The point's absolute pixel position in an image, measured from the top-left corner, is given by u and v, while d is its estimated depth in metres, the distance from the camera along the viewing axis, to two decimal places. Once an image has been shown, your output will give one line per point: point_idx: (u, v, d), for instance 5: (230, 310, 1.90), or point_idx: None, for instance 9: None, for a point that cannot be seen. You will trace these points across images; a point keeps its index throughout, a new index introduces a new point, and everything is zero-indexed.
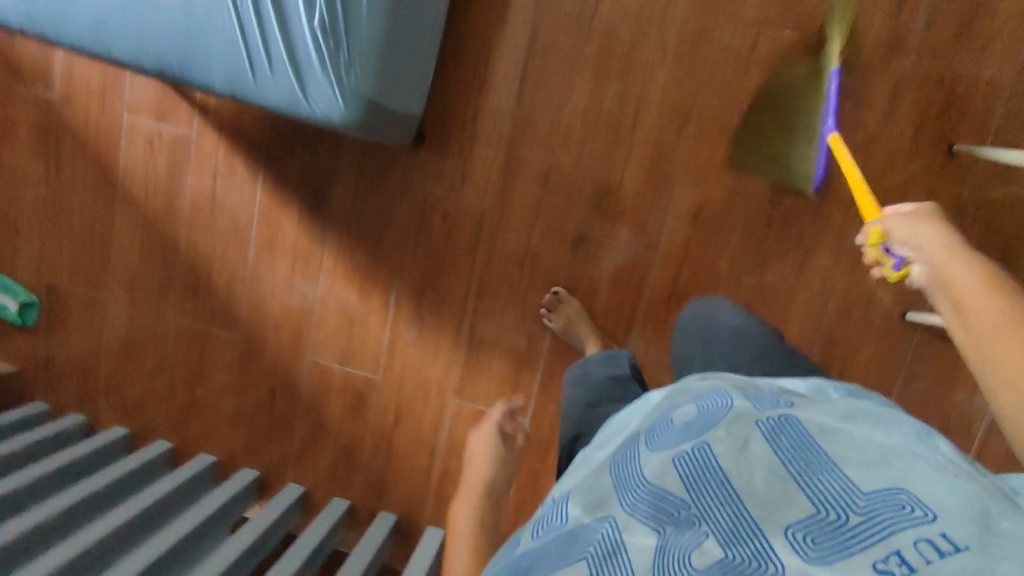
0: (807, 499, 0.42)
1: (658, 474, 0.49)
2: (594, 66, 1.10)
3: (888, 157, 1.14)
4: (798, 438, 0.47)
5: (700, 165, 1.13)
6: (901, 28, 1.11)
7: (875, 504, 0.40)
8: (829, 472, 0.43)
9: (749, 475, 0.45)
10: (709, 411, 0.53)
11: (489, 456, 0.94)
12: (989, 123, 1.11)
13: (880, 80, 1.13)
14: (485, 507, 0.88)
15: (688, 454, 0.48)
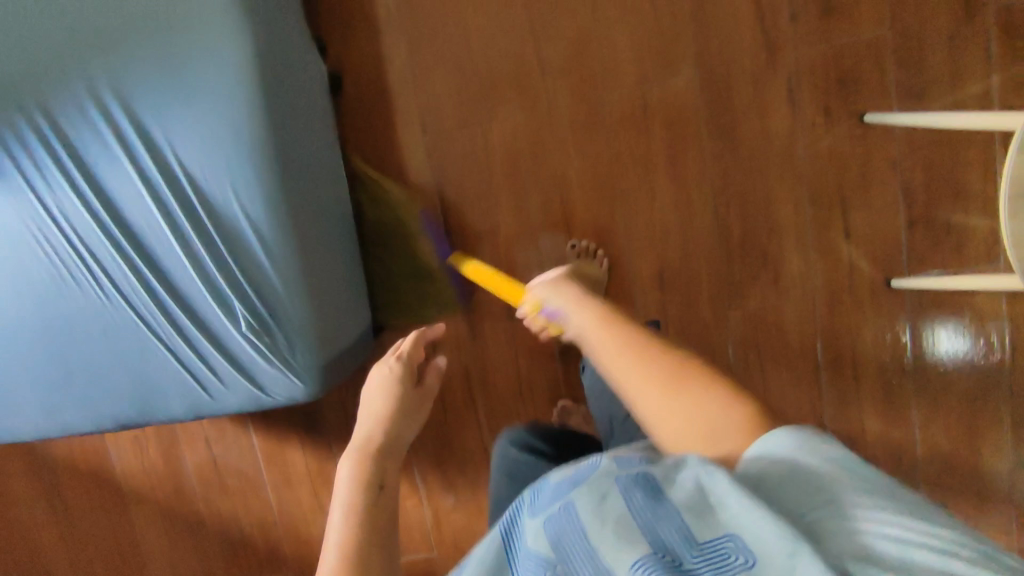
0: (647, 537, 0.44)
1: (530, 540, 0.46)
2: (498, 185, 1.08)
3: (811, 150, 1.08)
4: (647, 485, 0.47)
5: (639, 232, 1.11)
6: (772, 25, 1.03)
7: (712, 556, 0.43)
8: (671, 516, 0.44)
9: (606, 530, 0.44)
10: (580, 465, 0.50)
11: (386, 398, 0.70)
12: (893, 77, 1.05)
13: (773, 76, 1.05)
14: (380, 454, 0.63)
15: (555, 512, 0.46)
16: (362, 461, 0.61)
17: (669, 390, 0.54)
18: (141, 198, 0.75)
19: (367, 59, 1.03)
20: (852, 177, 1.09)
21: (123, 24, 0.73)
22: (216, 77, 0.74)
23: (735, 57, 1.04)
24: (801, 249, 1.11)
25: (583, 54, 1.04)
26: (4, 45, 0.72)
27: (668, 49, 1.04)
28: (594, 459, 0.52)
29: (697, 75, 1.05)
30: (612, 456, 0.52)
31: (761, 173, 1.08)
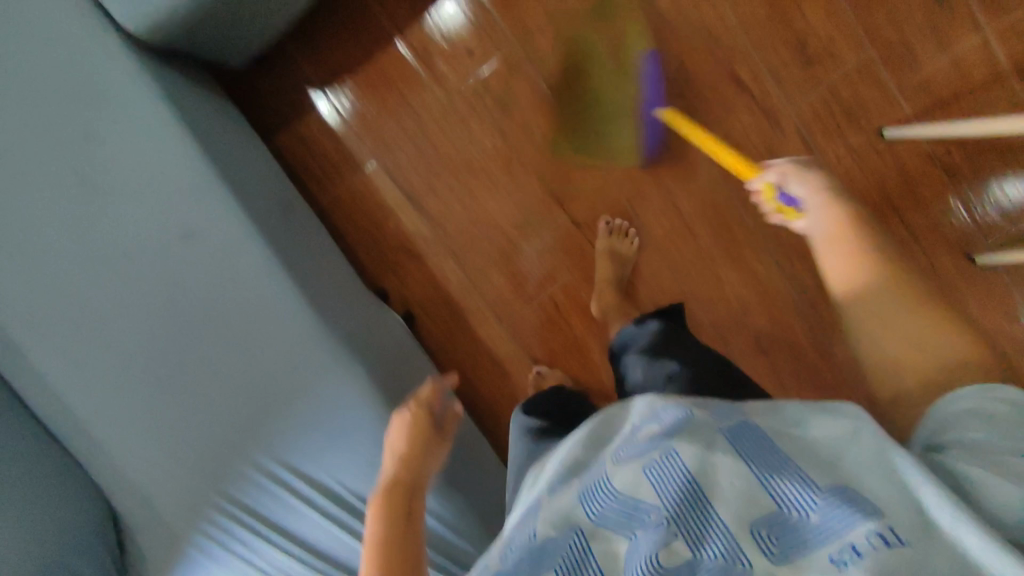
0: (768, 496, 0.51)
1: (631, 487, 0.55)
2: (580, 337, 1.09)
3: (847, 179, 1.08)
4: (755, 443, 0.54)
5: (723, 318, 1.12)
6: (759, 96, 1.06)
7: (830, 497, 0.49)
8: (784, 474, 0.51)
9: (715, 485, 0.52)
10: (673, 419, 0.58)
11: (404, 437, 0.78)
12: (895, 85, 1.04)
13: (783, 132, 1.07)
14: (403, 497, 0.71)
15: (659, 463, 0.54)
16: (390, 510, 0.69)
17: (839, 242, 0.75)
18: (326, 526, 0.85)
19: (422, 281, 1.10)
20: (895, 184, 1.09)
21: (239, 387, 0.81)
22: (341, 404, 0.83)
23: (740, 136, 1.07)
24: None
25: (607, 195, 1.09)
26: (193, 460, 0.82)
27: (676, 156, 1.08)
28: (676, 412, 0.59)
29: (713, 165, 1.08)
30: (705, 411, 0.59)
31: None
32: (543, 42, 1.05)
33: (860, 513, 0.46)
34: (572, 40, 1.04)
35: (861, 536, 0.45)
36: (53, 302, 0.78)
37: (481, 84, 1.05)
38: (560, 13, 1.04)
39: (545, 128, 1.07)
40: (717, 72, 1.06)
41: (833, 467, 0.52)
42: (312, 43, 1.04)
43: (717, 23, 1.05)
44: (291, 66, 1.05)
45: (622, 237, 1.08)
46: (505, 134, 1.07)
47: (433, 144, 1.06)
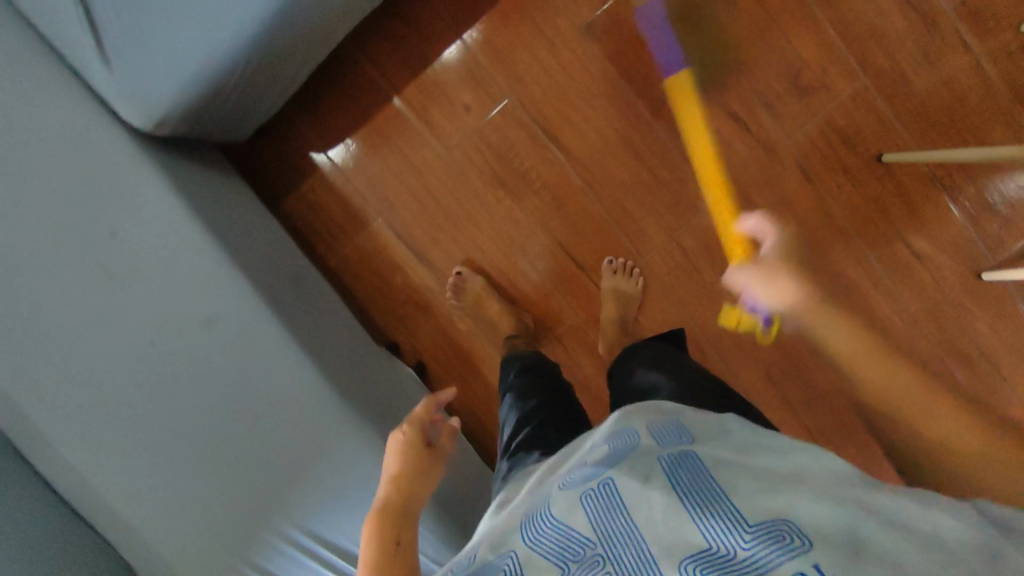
0: (698, 531, 0.45)
1: (567, 513, 0.50)
2: (593, 379, 1.10)
3: (846, 207, 1.09)
4: (695, 471, 0.49)
5: (730, 350, 1.13)
6: (756, 131, 1.07)
7: (760, 529, 0.44)
8: (715, 507, 0.46)
9: (650, 517, 0.47)
10: (620, 448, 0.54)
11: (395, 459, 0.72)
12: (888, 114, 1.06)
13: (781, 164, 1.08)
14: (394, 526, 0.65)
15: (595, 491, 0.50)
16: (383, 536, 0.64)
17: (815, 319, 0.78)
18: None
19: (433, 332, 1.11)
20: (897, 209, 1.09)
21: (241, 430, 0.82)
22: (360, 470, 0.84)
23: (740, 170, 1.08)
24: (887, 291, 1.11)
25: (613, 235, 1.08)
26: (218, 522, 0.83)
27: (679, 194, 1.08)
28: (634, 438, 0.55)
29: (716, 200, 1.08)
30: (654, 437, 0.55)
31: (812, 248, 1.10)
32: (537, 89, 1.04)
33: (793, 550, 0.42)
34: (566, 85, 1.04)
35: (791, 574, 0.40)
36: (42, 365, 0.76)
37: (478, 135, 1.05)
38: (552, 59, 1.04)
39: (544, 175, 1.06)
40: (713, 110, 1.07)
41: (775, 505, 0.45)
42: (313, 108, 1.06)
43: (711, 58, 1.05)
44: (294, 132, 1.07)
45: (628, 277, 1.08)
46: (505, 183, 1.07)
47: (435, 197, 1.07)
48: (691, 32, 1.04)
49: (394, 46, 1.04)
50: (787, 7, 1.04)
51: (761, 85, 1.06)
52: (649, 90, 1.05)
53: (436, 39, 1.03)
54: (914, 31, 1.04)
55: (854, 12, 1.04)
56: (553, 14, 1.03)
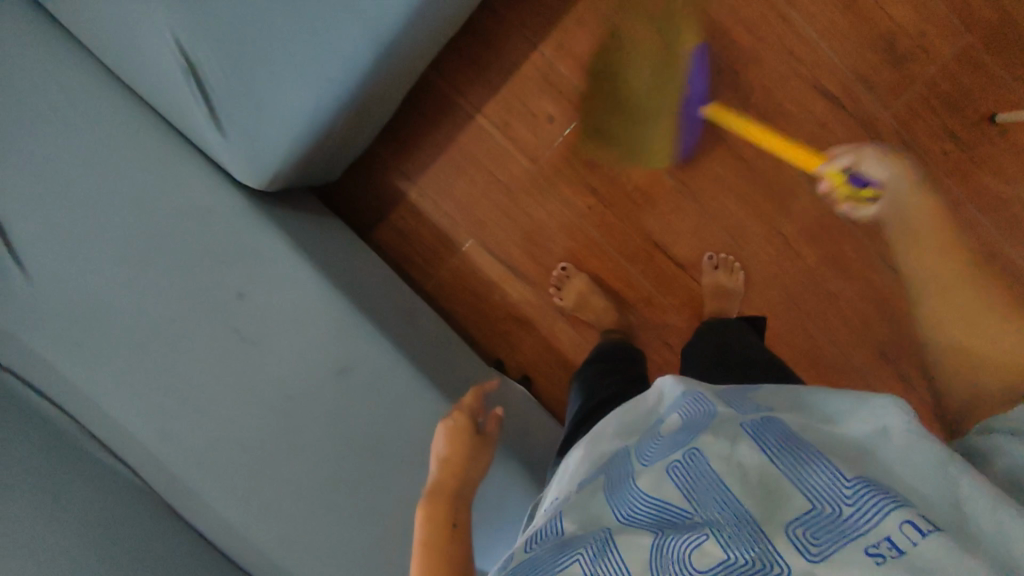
0: (801, 493, 0.45)
1: (654, 486, 0.50)
2: None
3: (958, 173, 1.03)
4: (784, 435, 0.48)
5: (846, 335, 1.07)
6: (853, 106, 1.02)
7: (861, 490, 0.43)
8: (811, 464, 0.46)
9: (752, 479, 0.47)
10: (693, 417, 0.52)
11: (443, 447, 0.76)
12: (996, 72, 1.00)
13: (883, 137, 1.03)
14: (448, 510, 0.69)
15: (682, 462, 0.50)
16: (434, 519, 0.68)
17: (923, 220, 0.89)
18: None
19: (535, 348, 1.09)
20: (1015, 169, 1.02)
21: (359, 472, 0.80)
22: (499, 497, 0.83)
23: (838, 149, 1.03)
24: (1012, 256, 1.04)
25: (712, 229, 1.05)
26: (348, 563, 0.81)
27: (777, 180, 1.04)
28: (707, 405, 0.53)
29: (815, 181, 1.04)
30: (726, 404, 0.53)
31: None
32: (620, 91, 1.02)
33: (889, 497, 0.42)
34: (650, 84, 1.01)
35: (898, 531, 0.40)
36: (183, 427, 0.78)
37: (565, 145, 1.03)
38: (634, 58, 1.01)
39: (636, 178, 1.04)
40: (805, 90, 1.02)
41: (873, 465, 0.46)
42: (395, 137, 1.06)
43: (798, 38, 1.01)
44: (378, 163, 1.07)
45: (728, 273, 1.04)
46: (596, 191, 1.04)
47: (526, 212, 1.06)
48: (774, 12, 1.00)
49: (471, 67, 1.03)
50: None
51: (853, 58, 1.01)
52: (735, 80, 1.02)
53: (513, 53, 1.01)
54: None
55: None
56: (631, 13, 1.00)
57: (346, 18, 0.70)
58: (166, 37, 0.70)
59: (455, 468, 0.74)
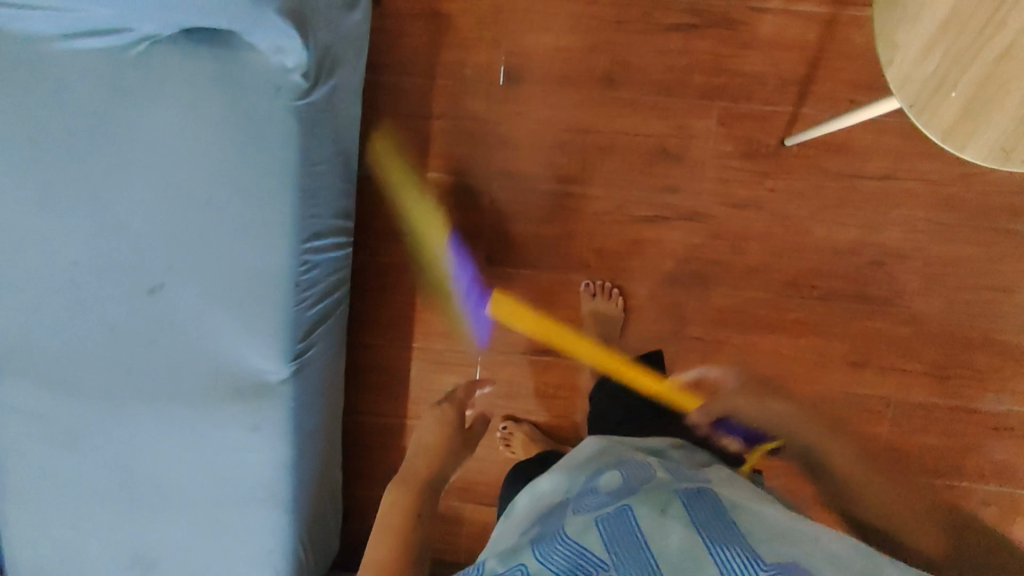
0: (712, 557, 0.48)
1: (580, 533, 0.53)
2: None
3: (791, 201, 1.09)
4: (712, 512, 0.53)
5: (803, 373, 1.14)
6: (671, 214, 1.10)
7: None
8: (732, 545, 0.48)
9: (670, 539, 0.50)
10: (629, 484, 0.59)
11: (433, 436, 0.96)
12: (758, 111, 1.07)
13: (712, 217, 1.10)
14: (418, 483, 0.88)
15: (612, 515, 0.53)
16: (406, 494, 0.86)
17: (883, 103, 0.86)
18: None
19: None
20: (834, 165, 1.08)
21: None
22: None
23: (686, 250, 1.11)
24: (883, 229, 1.09)
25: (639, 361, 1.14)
26: None
27: (658, 304, 1.13)
28: (646, 472, 0.62)
29: (688, 284, 1.12)
30: (666, 475, 0.60)
31: (793, 251, 1.11)
32: (494, 330, 1.13)
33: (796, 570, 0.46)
34: (511, 309, 1.12)
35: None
36: None
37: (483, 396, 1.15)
38: (485, 302, 1.12)
39: (553, 379, 1.14)
40: (625, 228, 1.11)
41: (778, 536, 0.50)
42: (359, 477, 1.18)
43: (591, 198, 1.10)
44: (360, 504, 1.19)
45: (608, 298, 1.10)
46: (530, 410, 1.15)
47: (494, 458, 1.17)
48: (559, 194, 1.10)
49: (375, 391, 1.16)
50: (613, 112, 1.07)
51: (643, 179, 1.09)
52: (572, 258, 1.11)
53: (397, 362, 1.14)
54: (721, 44, 1.05)
55: (666, 65, 1.06)
56: (458, 271, 1.11)
57: (259, 510, 0.84)
58: None
59: (435, 453, 0.94)
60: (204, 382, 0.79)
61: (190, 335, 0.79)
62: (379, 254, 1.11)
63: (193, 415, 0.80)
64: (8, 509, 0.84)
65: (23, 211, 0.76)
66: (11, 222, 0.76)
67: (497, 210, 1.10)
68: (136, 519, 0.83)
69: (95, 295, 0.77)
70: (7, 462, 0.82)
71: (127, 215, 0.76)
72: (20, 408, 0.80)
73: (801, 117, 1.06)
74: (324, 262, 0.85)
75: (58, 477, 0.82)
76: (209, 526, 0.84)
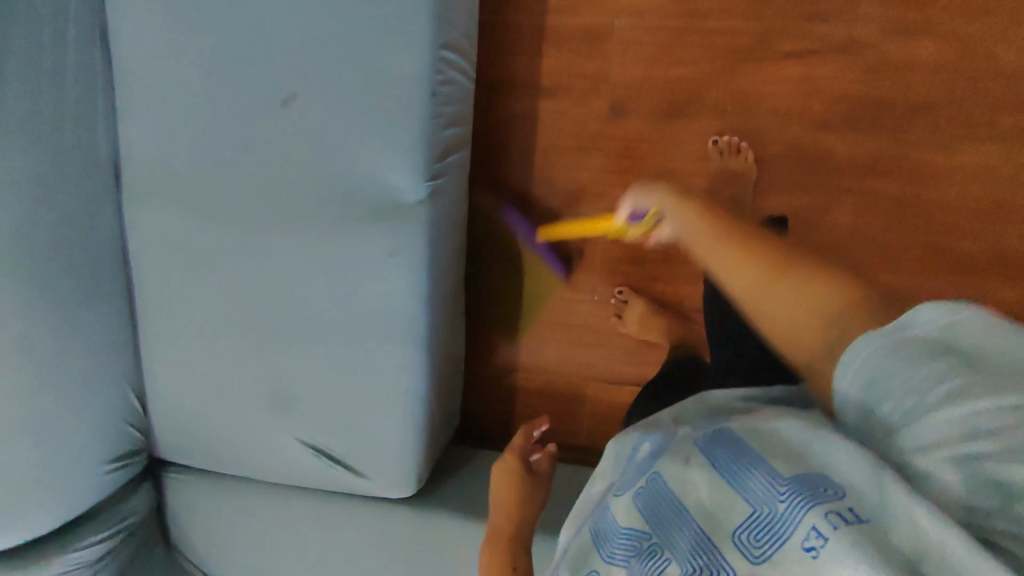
0: (743, 498, 0.44)
1: (626, 518, 0.52)
2: None
3: (967, 19, 0.94)
4: (731, 443, 0.46)
5: (970, 225, 1.00)
6: (821, 45, 0.97)
7: (796, 485, 0.41)
8: (753, 469, 0.44)
9: (698, 496, 0.46)
10: (660, 441, 0.55)
11: (501, 489, 0.81)
12: None
13: (870, 47, 0.97)
14: (504, 543, 0.77)
15: (645, 486, 0.51)
16: (503, 551, 0.76)
17: None
18: None
19: None
20: None
21: None
22: None
23: (837, 89, 0.98)
24: None
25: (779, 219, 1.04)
26: None
27: (801, 153, 1.01)
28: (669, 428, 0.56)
29: (838, 128, 1.00)
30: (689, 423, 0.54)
31: (967, 81, 0.96)
32: (619, 191, 1.04)
33: (824, 496, 0.40)
34: (638, 166, 1.03)
35: (820, 517, 0.38)
36: None
37: (606, 262, 1.07)
38: (608, 159, 1.04)
39: (685, 244, 1.04)
40: (766, 67, 0.99)
41: (802, 456, 0.43)
42: (479, 354, 1.14)
43: (729, 32, 0.98)
44: (479, 381, 1.15)
45: (736, 154, 0.99)
46: (657, 276, 1.06)
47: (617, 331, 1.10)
48: (690, 30, 0.99)
49: (492, 262, 1.11)
50: None
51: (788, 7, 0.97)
52: (705, 104, 1.01)
53: (514, 229, 1.09)
54: None
55: None
56: (577, 125, 1.03)
57: (395, 346, 0.80)
58: (292, 442, 0.85)
59: (509, 508, 0.79)
60: (340, 204, 0.76)
61: (324, 147, 0.74)
62: (495, 110, 1.05)
63: (326, 236, 0.76)
64: (154, 345, 0.84)
65: (157, 24, 0.73)
66: (147, 37, 0.74)
67: (623, 55, 1.00)
68: (272, 356, 0.81)
69: (225, 113, 0.74)
70: (150, 296, 0.82)
71: (255, 24, 0.72)
72: (161, 236, 0.79)
73: None
74: (455, 80, 0.79)
75: (200, 310, 0.81)
76: (344, 362, 0.81)
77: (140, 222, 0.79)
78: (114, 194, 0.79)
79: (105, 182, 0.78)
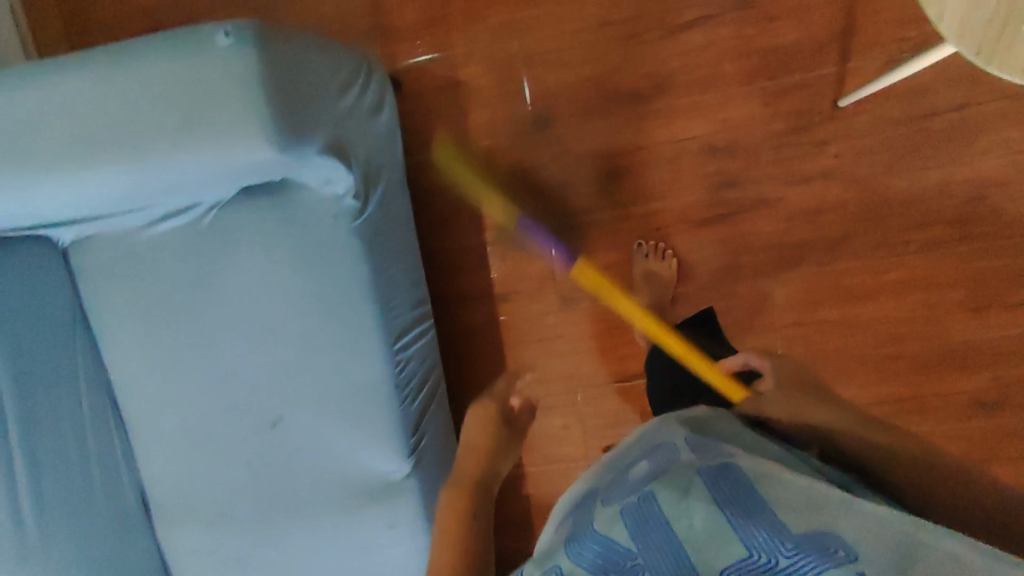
0: (742, 539, 0.41)
1: (605, 526, 0.46)
2: None
3: (862, 160, 1.03)
4: (737, 484, 0.44)
5: (920, 333, 1.05)
6: (737, 206, 1.06)
7: (806, 546, 0.39)
8: (759, 514, 0.42)
9: (693, 526, 0.43)
10: (654, 466, 0.51)
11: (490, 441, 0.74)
12: (804, 81, 1.01)
13: (781, 199, 1.05)
14: (479, 493, 0.66)
15: (636, 502, 0.46)
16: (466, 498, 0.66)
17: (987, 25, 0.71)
18: None
19: None
20: (899, 113, 1.01)
21: None
22: None
23: (762, 240, 1.07)
24: (970, 164, 1.01)
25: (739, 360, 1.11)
26: None
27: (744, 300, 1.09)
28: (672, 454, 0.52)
29: (772, 273, 1.08)
30: (692, 452, 0.51)
31: (877, 211, 1.04)
32: (586, 365, 1.13)
33: (835, 560, 0.37)
34: (598, 342, 1.12)
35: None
36: None
37: (592, 430, 1.15)
38: (570, 341, 1.13)
39: None
40: (692, 234, 1.08)
41: (812, 508, 0.41)
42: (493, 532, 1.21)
43: (651, 212, 1.08)
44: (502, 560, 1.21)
45: (661, 259, 1.07)
46: None
47: None
48: (617, 218, 1.09)
49: None
50: (651, 124, 1.05)
51: (699, 182, 1.06)
52: None
53: None
54: (747, 26, 1.02)
55: (693, 62, 1.03)
56: (536, 317, 1.13)
57: None
58: None
59: (482, 456, 0.72)
60: (339, 491, 0.86)
61: (316, 449, 0.85)
62: (461, 318, 1.15)
63: (334, 521, 0.86)
64: None
65: (155, 381, 0.86)
66: (148, 392, 0.86)
67: (560, 248, 1.10)
68: None
69: (225, 438, 0.86)
70: None
71: (235, 363, 0.84)
72: (193, 548, 0.90)
73: (851, 74, 1.00)
74: (414, 352, 0.90)
75: None
76: None
77: (173, 538, 0.90)
78: (146, 521, 0.90)
79: (139, 521, 0.89)
